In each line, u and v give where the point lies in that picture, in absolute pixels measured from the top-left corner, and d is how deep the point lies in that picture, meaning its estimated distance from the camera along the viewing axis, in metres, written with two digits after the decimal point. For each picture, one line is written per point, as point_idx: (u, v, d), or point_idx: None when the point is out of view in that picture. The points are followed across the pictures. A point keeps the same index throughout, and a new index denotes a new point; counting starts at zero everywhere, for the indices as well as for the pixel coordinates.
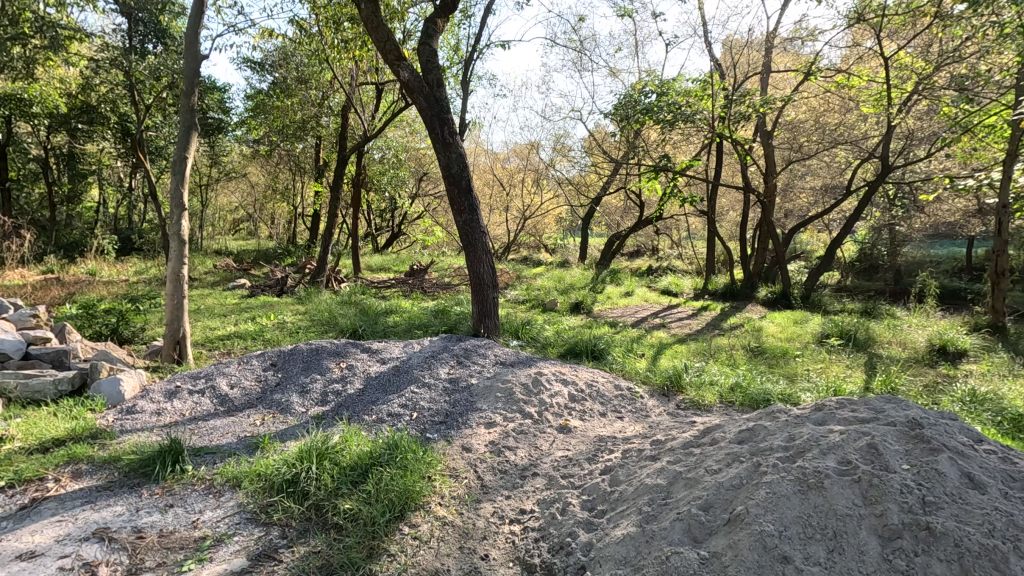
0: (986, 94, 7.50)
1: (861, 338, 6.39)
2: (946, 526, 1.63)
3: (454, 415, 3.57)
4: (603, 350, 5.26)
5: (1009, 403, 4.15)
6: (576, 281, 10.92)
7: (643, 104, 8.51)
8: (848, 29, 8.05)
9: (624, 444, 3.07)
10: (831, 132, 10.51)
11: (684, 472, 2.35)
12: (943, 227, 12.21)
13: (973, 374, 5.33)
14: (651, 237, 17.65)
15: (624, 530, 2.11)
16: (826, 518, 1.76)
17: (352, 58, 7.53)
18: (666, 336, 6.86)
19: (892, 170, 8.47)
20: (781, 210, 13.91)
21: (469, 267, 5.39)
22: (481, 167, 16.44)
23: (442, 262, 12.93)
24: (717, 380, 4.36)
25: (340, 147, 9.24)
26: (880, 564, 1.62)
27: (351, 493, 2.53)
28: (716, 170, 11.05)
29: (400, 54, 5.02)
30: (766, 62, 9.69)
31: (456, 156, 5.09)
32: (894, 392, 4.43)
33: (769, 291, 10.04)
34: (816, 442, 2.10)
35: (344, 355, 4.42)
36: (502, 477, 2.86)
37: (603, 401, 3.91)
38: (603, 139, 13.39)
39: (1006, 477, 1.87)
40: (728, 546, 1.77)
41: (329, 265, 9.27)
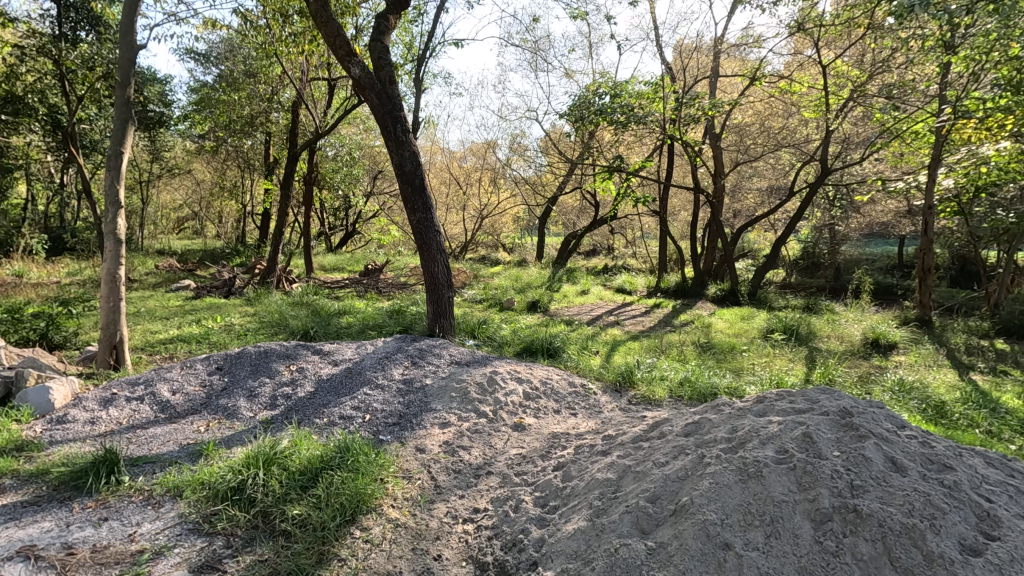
0: (913, 103, 7.98)
1: (803, 332, 6.70)
2: (871, 508, 1.73)
3: (407, 417, 3.53)
4: (558, 348, 5.33)
5: (932, 390, 4.47)
6: (533, 280, 10.98)
7: (597, 105, 8.66)
8: (789, 38, 8.43)
9: (577, 440, 3.12)
10: (775, 135, 10.96)
11: (633, 466, 2.42)
12: (877, 226, 12.93)
13: (902, 365, 5.69)
14: (606, 236, 17.93)
15: (574, 525, 2.14)
16: (764, 505, 1.84)
17: (302, 53, 7.33)
18: (620, 333, 7.01)
19: (832, 172, 8.87)
20: (729, 210, 14.42)
21: (424, 267, 5.35)
22: (438, 166, 16.33)
23: (398, 262, 12.76)
24: (667, 375, 4.49)
25: (290, 145, 8.98)
26: (812, 546, 1.70)
27: (301, 498, 2.47)
28: (667, 171, 11.31)
29: (350, 49, 4.93)
30: (713, 67, 10.02)
31: (409, 154, 5.04)
32: (831, 383, 4.69)
33: (718, 288, 10.39)
34: (756, 433, 2.20)
35: (295, 358, 4.31)
36: (455, 477, 2.86)
37: (557, 398, 3.96)
38: (558, 139, 13.51)
39: (925, 460, 2.00)
40: (674, 536, 1.83)
41: (279, 265, 9.00)
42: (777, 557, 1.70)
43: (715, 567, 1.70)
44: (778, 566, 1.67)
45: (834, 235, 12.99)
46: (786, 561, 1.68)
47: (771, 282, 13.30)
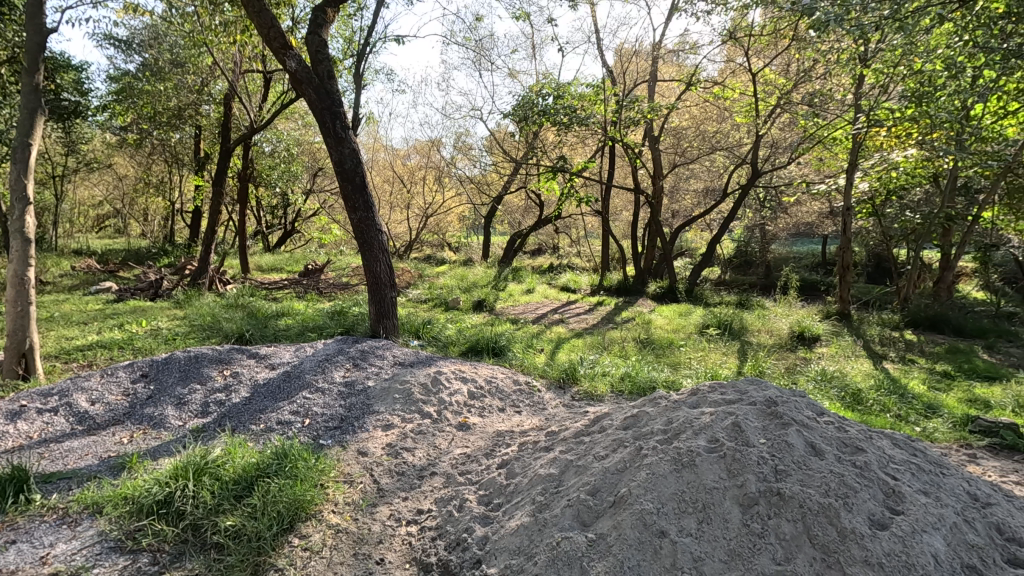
0: (833, 110, 8.51)
1: (735, 327, 7.05)
2: (793, 490, 1.85)
3: (349, 420, 3.46)
4: (503, 347, 5.36)
5: (850, 379, 4.82)
6: (478, 280, 10.96)
7: (541, 106, 8.73)
8: (722, 46, 8.83)
9: (521, 437, 3.15)
10: (709, 139, 11.44)
11: (575, 460, 2.47)
12: (803, 226, 13.75)
13: (825, 356, 6.11)
14: (551, 236, 18.16)
15: (518, 521, 2.16)
16: (697, 493, 1.93)
17: (235, 43, 6.99)
18: (564, 330, 7.12)
19: (762, 175, 9.35)
20: (668, 210, 14.93)
21: (365, 267, 5.24)
22: (381, 163, 16.03)
23: (340, 261, 12.43)
24: (609, 371, 4.61)
25: (223, 140, 8.56)
26: (741, 529, 1.80)
27: (235, 509, 2.37)
28: (609, 171, 11.57)
29: (286, 42, 4.76)
30: (652, 71, 10.32)
31: (349, 151, 4.92)
32: (761, 374, 4.96)
33: (657, 286, 10.74)
34: (690, 424, 2.30)
35: (228, 362, 4.12)
36: (399, 479, 2.82)
37: (502, 397, 3.98)
38: (503, 138, 13.54)
39: (841, 444, 2.16)
40: (613, 527, 1.89)
41: (212, 265, 8.56)
42: (708, 541, 1.78)
43: (651, 554, 1.77)
44: (709, 550, 1.75)
45: (764, 235, 13.73)
46: (717, 545, 1.76)
47: (707, 279, 13.87)
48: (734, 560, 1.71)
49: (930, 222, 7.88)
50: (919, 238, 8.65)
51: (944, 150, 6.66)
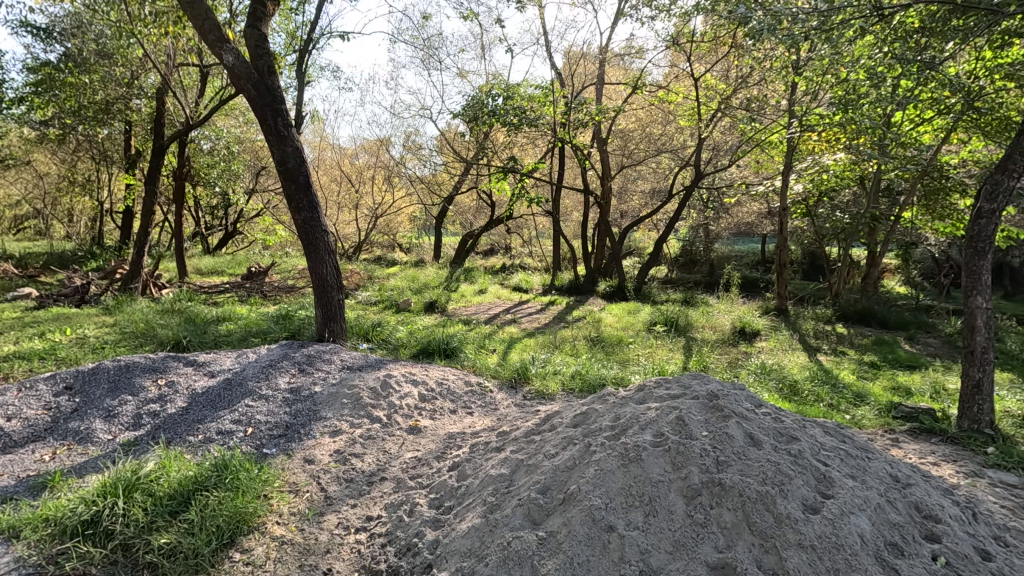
0: (770, 115, 8.91)
1: (681, 324, 7.28)
2: (733, 480, 1.92)
3: (294, 427, 3.35)
4: (455, 348, 5.32)
5: (787, 371, 5.07)
6: (430, 281, 10.85)
7: (490, 106, 8.72)
8: (666, 52, 9.09)
9: (473, 438, 3.14)
10: (655, 141, 11.76)
11: (525, 459, 2.49)
12: (744, 226, 14.34)
13: (764, 350, 6.39)
14: (503, 236, 18.20)
15: (469, 523, 2.15)
16: (643, 486, 1.98)
17: (167, 34, 6.64)
18: (516, 330, 7.15)
19: (704, 177, 9.68)
20: (617, 211, 15.24)
21: (310, 268, 5.10)
22: (328, 162, 15.61)
23: (285, 263, 12.02)
24: (560, 370, 4.66)
25: (155, 136, 8.11)
26: (685, 520, 1.85)
27: (170, 525, 2.25)
28: (559, 172, 11.70)
29: (222, 36, 4.56)
30: (599, 74, 10.50)
31: (292, 150, 4.76)
32: (705, 369, 5.15)
33: (607, 285, 10.95)
34: (636, 420, 2.37)
35: (163, 371, 3.90)
36: (347, 486, 2.76)
37: (453, 399, 3.95)
38: (453, 138, 13.45)
39: (777, 433, 2.26)
40: (563, 524, 1.91)
41: (145, 268, 8.09)
42: (654, 533, 1.83)
43: (600, 549, 1.79)
44: (655, 542, 1.79)
45: (708, 235, 14.24)
46: (662, 537, 1.81)
47: (655, 278, 14.25)
48: (679, 550, 1.76)
49: (857, 222, 8.39)
50: (848, 237, 9.18)
51: (868, 154, 7.11)
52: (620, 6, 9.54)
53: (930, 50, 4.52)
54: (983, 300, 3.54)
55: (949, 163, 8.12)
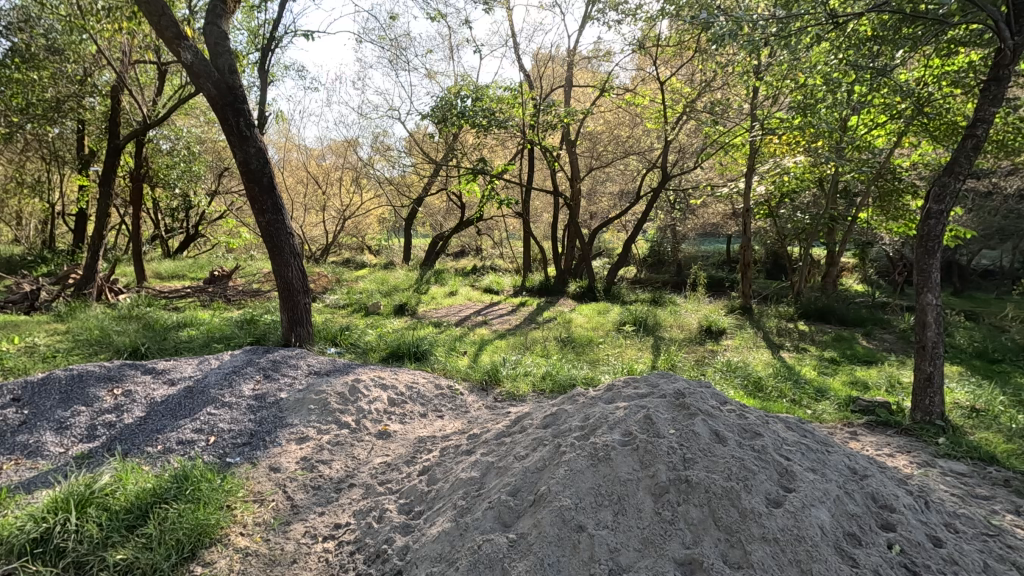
0: (733, 118, 9.12)
1: (650, 324, 7.39)
2: (699, 476, 1.95)
3: (259, 435, 3.26)
4: (425, 351, 5.28)
5: (751, 368, 5.20)
6: (399, 283, 10.74)
7: (459, 108, 8.69)
8: (633, 55, 9.22)
9: (443, 442, 3.12)
10: (623, 144, 11.90)
11: (495, 462, 2.49)
12: (709, 226, 14.65)
13: (730, 348, 6.54)
14: (473, 237, 18.15)
15: (439, 528, 2.13)
16: (612, 486, 2.00)
17: (122, 30, 6.39)
18: (487, 332, 7.14)
19: (671, 179, 9.85)
20: (586, 212, 15.38)
21: (275, 272, 4.98)
22: (293, 163, 15.30)
23: (249, 267, 11.71)
24: (531, 371, 4.67)
25: (110, 135, 7.80)
26: (653, 517, 1.87)
27: (127, 541, 2.17)
28: (529, 174, 11.73)
29: (180, 32, 4.41)
30: (567, 76, 10.58)
31: (255, 150, 4.65)
32: (673, 367, 5.23)
33: (577, 286, 11.04)
34: (605, 420, 2.39)
35: (119, 380, 3.75)
36: (315, 494, 2.71)
37: (424, 402, 3.92)
38: (422, 139, 13.34)
39: (741, 429, 2.32)
40: (533, 526, 1.91)
41: (100, 273, 7.77)
42: (623, 531, 1.84)
43: (570, 550, 1.80)
44: (624, 541, 1.81)
45: (675, 235, 14.50)
46: (631, 535, 1.83)
47: (624, 278, 14.43)
48: (647, 548, 1.78)
49: (816, 222, 8.67)
50: (809, 237, 9.47)
51: (826, 157, 7.35)
52: (588, 10, 9.62)
53: (883, 57, 4.70)
54: (933, 297, 3.71)
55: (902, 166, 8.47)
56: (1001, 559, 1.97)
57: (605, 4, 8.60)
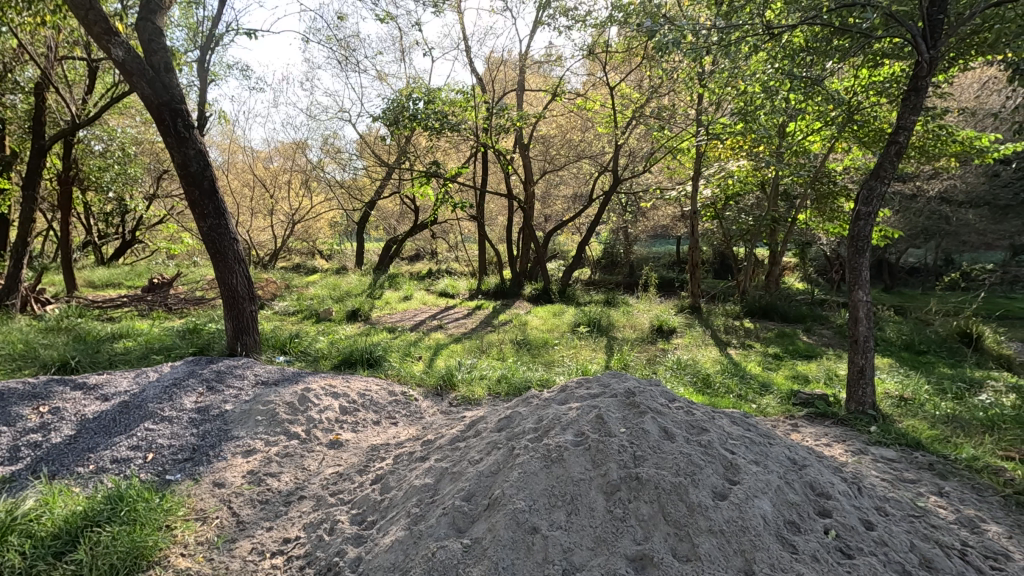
0: (680, 123, 9.40)
1: (604, 325, 7.51)
2: (649, 473, 2.00)
3: (202, 449, 3.12)
4: (379, 357, 5.19)
5: (701, 366, 5.37)
6: (352, 288, 10.52)
7: (411, 111, 8.60)
8: (584, 61, 9.36)
9: (397, 449, 3.07)
10: (574, 147, 12.07)
11: (450, 467, 2.47)
12: (660, 228, 15.04)
13: (680, 346, 6.74)
14: (428, 241, 17.96)
15: (392, 537, 2.09)
16: (565, 486, 2.02)
17: (45, 23, 5.99)
18: (443, 336, 7.08)
19: (621, 182, 10.06)
20: (541, 215, 15.50)
21: (219, 279, 4.79)
22: (238, 165, 14.75)
23: (192, 274, 11.20)
24: (486, 374, 4.66)
25: (34, 135, 7.29)
26: (605, 515, 1.90)
27: (54, 569, 2.04)
28: (483, 177, 11.71)
29: (110, 28, 4.18)
30: (520, 80, 10.63)
31: (195, 152, 4.47)
32: (626, 366, 5.35)
33: (533, 288, 11.11)
34: (558, 421, 2.42)
35: (45, 397, 3.50)
36: (262, 508, 2.62)
37: (377, 409, 3.85)
38: (374, 141, 13.11)
39: (689, 426, 2.39)
40: (488, 530, 1.90)
41: (25, 283, 7.24)
42: (576, 531, 1.86)
43: (524, 552, 1.80)
44: (577, 540, 1.83)
45: (627, 237, 14.83)
46: (583, 534, 1.85)
47: (579, 280, 14.62)
48: (600, 546, 1.80)
49: (759, 224, 9.05)
50: (753, 237, 9.86)
51: (767, 161, 7.68)
52: (539, 15, 9.70)
53: (814, 67, 4.96)
54: (864, 294, 3.95)
55: (836, 170, 8.95)
56: (926, 538, 2.11)
57: (556, 9, 8.73)
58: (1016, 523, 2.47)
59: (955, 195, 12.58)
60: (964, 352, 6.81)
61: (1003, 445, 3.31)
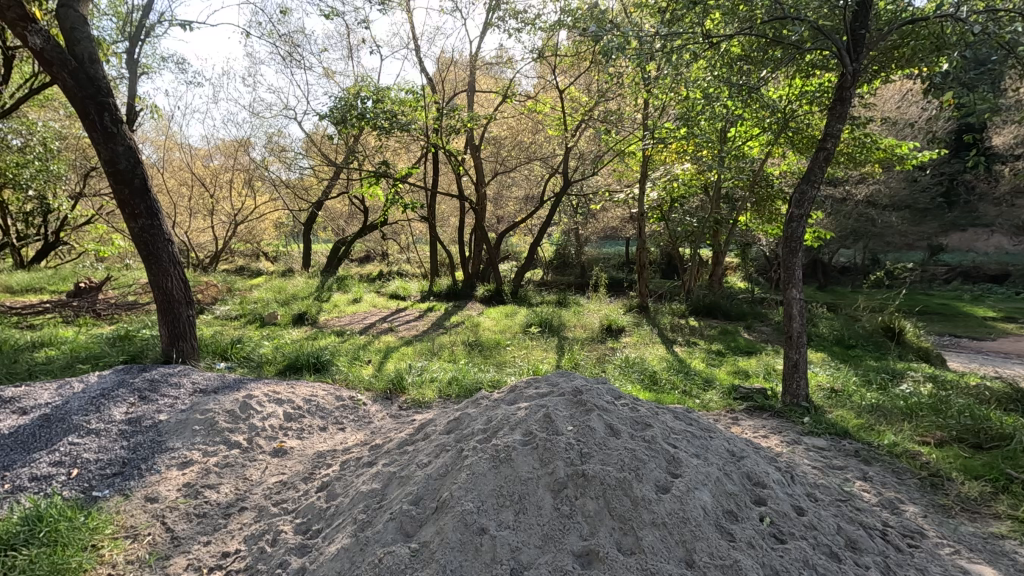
0: (628, 127, 9.61)
1: (554, 325, 7.60)
2: (595, 470, 2.04)
3: (133, 463, 2.95)
4: (326, 362, 5.06)
5: (648, 363, 5.52)
6: (298, 291, 10.21)
7: (359, 109, 8.42)
8: (534, 63, 9.42)
9: (344, 455, 3.01)
10: (525, 149, 12.15)
11: (397, 472, 2.44)
12: (609, 229, 15.36)
13: (628, 345, 6.90)
14: (378, 243, 17.64)
15: (337, 545, 2.04)
16: (513, 486, 2.03)
17: None
18: (393, 339, 6.97)
19: (572, 184, 10.18)
20: (493, 216, 15.51)
21: (152, 282, 4.55)
22: (175, 163, 14.04)
23: (122, 277, 10.57)
24: (437, 376, 4.62)
25: None
26: (553, 513, 1.92)
27: None
28: (434, 178, 11.58)
29: (26, 15, 3.88)
30: (471, 81, 10.60)
31: (123, 149, 4.22)
32: (576, 366, 5.44)
33: (485, 290, 11.10)
34: (506, 421, 2.43)
35: None
36: (199, 522, 2.50)
37: (324, 415, 3.75)
38: (321, 140, 12.75)
39: (634, 422, 2.45)
40: (435, 533, 1.89)
41: None
42: (524, 530, 1.88)
43: (472, 553, 1.79)
44: (525, 539, 1.84)
45: (578, 239, 15.07)
46: (531, 532, 1.86)
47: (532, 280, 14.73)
48: (547, 544, 1.82)
49: (703, 225, 9.38)
50: (697, 239, 10.21)
51: (709, 165, 7.97)
52: (489, 16, 9.69)
53: (751, 76, 5.18)
54: (797, 292, 4.18)
55: (773, 174, 9.39)
56: (851, 520, 2.25)
57: (506, 11, 8.77)
58: (930, 503, 2.67)
59: (881, 199, 13.47)
60: (888, 345, 7.29)
61: (921, 431, 3.56)
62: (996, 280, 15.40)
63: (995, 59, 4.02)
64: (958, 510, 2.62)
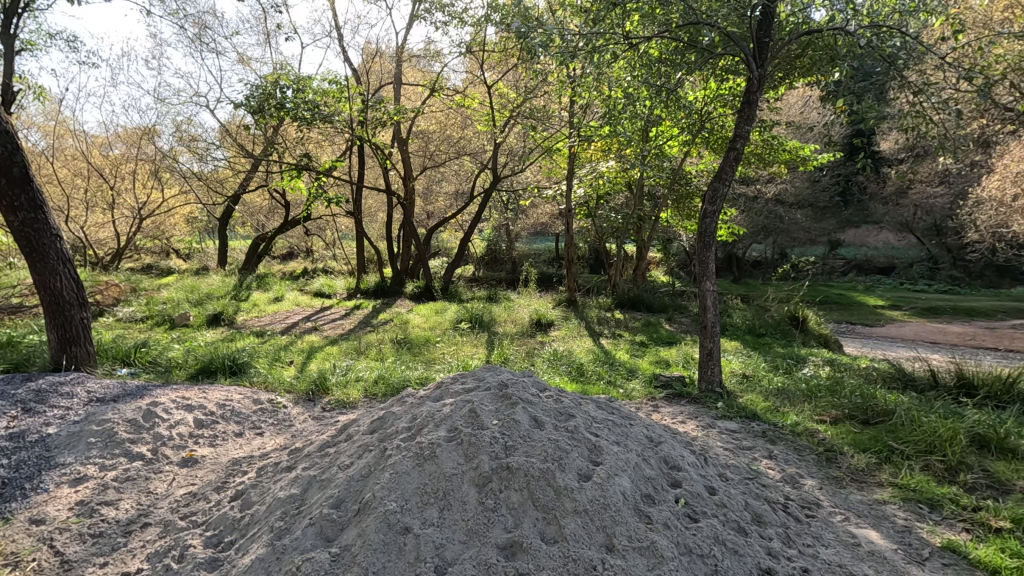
0: (556, 124, 9.73)
1: (485, 320, 7.60)
2: (519, 462, 2.05)
3: (16, 482, 2.67)
4: (243, 364, 4.78)
5: (575, 356, 5.65)
6: (214, 290, 9.61)
7: (278, 99, 7.97)
8: (462, 56, 9.31)
9: (261, 461, 2.86)
10: (454, 144, 12.02)
11: (318, 475, 2.34)
12: (538, 224, 15.54)
13: (557, 339, 7.02)
14: (302, 238, 16.90)
15: (252, 555, 1.94)
16: (438, 483, 2.01)
17: None
18: (317, 338, 6.71)
19: (501, 180, 10.18)
20: (423, 211, 15.26)
21: (37, 283, 4.11)
22: (68, 151, 12.75)
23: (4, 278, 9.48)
24: (363, 376, 4.49)
25: None
26: (477, 508, 1.92)
27: None
28: (360, 172, 11.20)
29: None
30: (397, 73, 10.34)
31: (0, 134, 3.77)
32: (505, 360, 5.48)
33: (414, 286, 10.90)
34: (432, 417, 2.40)
35: None
36: (95, 542, 2.30)
37: (240, 420, 3.55)
38: (237, 130, 12.00)
39: (558, 413, 2.49)
40: (357, 536, 1.83)
41: None
42: (449, 526, 1.86)
43: (396, 554, 1.76)
44: (450, 535, 1.83)
45: (508, 235, 15.13)
46: (456, 528, 1.85)
47: (463, 276, 14.67)
48: (471, 538, 1.82)
49: (627, 222, 9.70)
50: (622, 234, 10.55)
51: (633, 163, 8.23)
52: (416, 8, 9.50)
53: (669, 78, 5.38)
54: (711, 284, 4.41)
55: (691, 173, 9.83)
56: (757, 496, 2.41)
57: (432, 4, 8.64)
58: (826, 475, 2.91)
59: (787, 198, 14.49)
60: (793, 333, 7.89)
61: (818, 411, 3.88)
62: (884, 271, 17.02)
63: (879, 71, 4.39)
64: (848, 480, 2.87)
